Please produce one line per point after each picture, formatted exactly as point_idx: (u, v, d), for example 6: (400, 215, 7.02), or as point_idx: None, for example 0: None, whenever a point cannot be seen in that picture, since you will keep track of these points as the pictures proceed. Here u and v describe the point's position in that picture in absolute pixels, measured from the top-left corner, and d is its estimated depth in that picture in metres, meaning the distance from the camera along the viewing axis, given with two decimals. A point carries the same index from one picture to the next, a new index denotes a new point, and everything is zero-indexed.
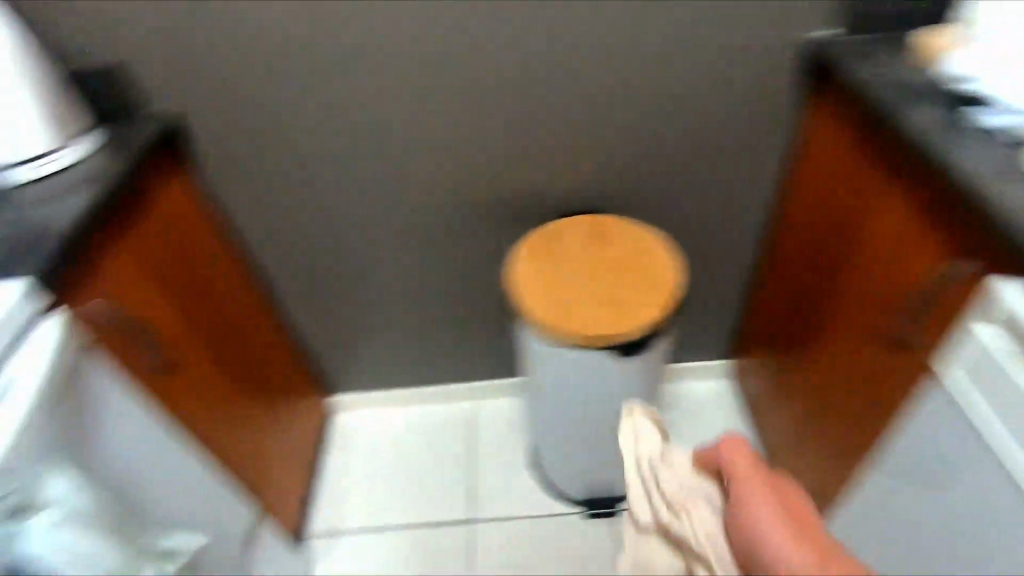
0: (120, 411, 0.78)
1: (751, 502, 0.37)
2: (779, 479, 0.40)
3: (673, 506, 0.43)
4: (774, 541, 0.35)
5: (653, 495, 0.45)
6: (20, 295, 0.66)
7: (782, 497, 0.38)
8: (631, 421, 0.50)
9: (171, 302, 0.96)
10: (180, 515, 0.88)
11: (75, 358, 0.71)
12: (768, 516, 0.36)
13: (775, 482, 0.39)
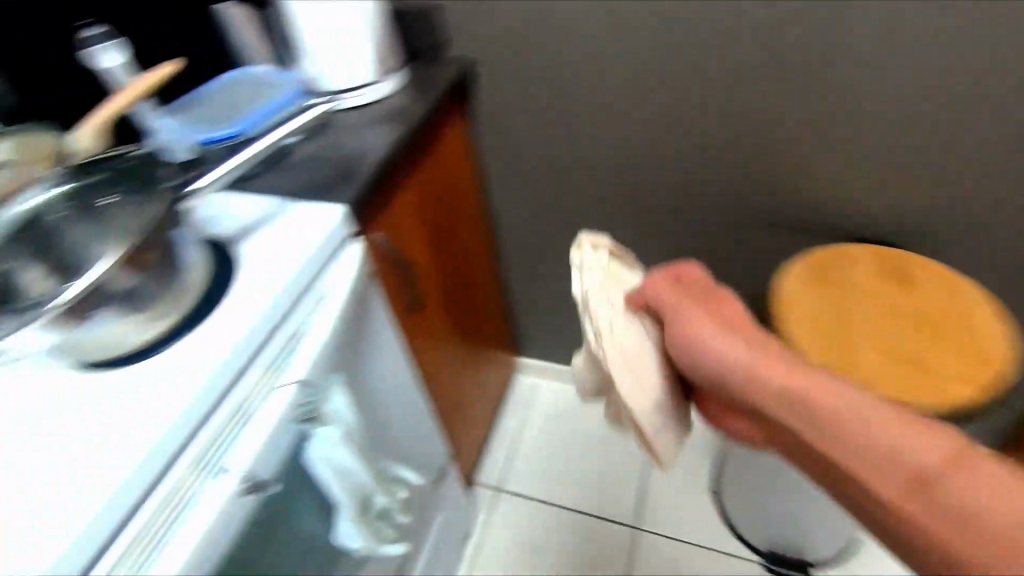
0: (389, 353, 0.82)
1: (696, 324, 0.59)
2: (712, 299, 0.62)
3: (598, 331, 0.58)
4: (718, 356, 0.58)
5: (592, 334, 0.58)
6: (340, 218, 0.71)
7: (723, 313, 0.61)
8: (578, 252, 0.62)
9: (431, 241, 1.00)
10: (416, 457, 0.93)
11: (366, 286, 0.75)
12: (721, 341, 0.58)
13: (705, 301, 0.62)
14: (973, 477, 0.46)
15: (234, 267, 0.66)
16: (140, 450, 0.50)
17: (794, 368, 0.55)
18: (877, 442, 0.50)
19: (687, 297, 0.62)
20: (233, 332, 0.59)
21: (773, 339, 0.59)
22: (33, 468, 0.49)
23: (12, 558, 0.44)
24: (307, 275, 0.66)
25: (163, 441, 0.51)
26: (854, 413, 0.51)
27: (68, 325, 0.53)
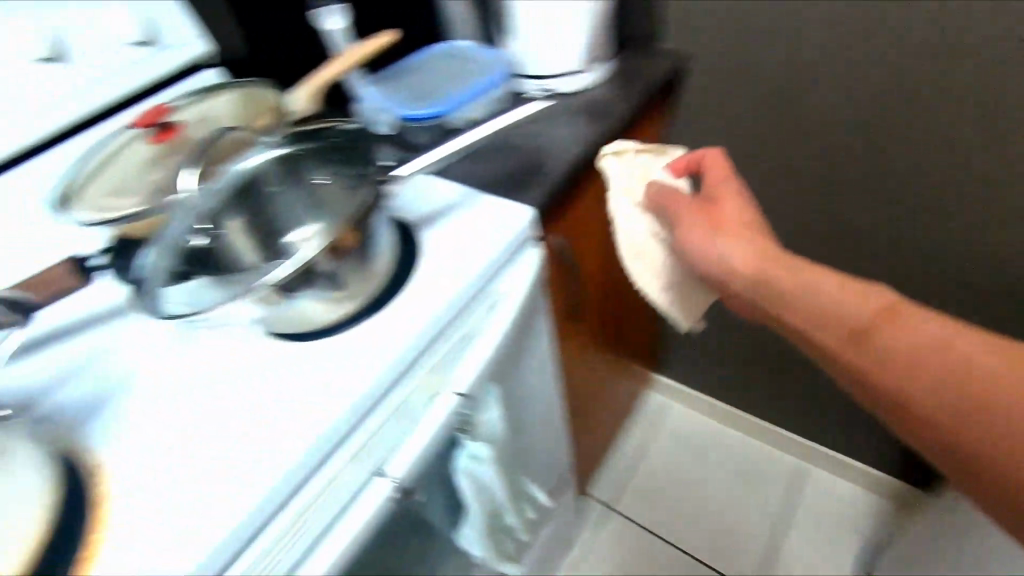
0: (545, 368, 0.77)
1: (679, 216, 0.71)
2: (750, 211, 0.70)
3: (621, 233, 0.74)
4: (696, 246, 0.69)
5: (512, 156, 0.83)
6: (527, 220, 0.66)
7: (725, 213, 0.70)
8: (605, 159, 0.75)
9: (601, 253, 0.93)
10: (546, 474, 0.88)
11: (538, 294, 0.71)
12: (707, 237, 0.68)
13: (717, 196, 0.72)
14: (903, 327, 0.58)
15: (418, 255, 0.65)
16: (310, 438, 0.51)
17: (777, 267, 0.65)
18: (835, 323, 0.61)
19: (714, 206, 0.71)
20: (409, 328, 0.57)
21: (735, 210, 0.70)
22: (220, 429, 0.53)
23: (166, 538, 0.46)
24: (486, 275, 0.63)
25: (332, 431, 0.51)
26: (843, 321, 0.61)
27: (275, 300, 0.55)
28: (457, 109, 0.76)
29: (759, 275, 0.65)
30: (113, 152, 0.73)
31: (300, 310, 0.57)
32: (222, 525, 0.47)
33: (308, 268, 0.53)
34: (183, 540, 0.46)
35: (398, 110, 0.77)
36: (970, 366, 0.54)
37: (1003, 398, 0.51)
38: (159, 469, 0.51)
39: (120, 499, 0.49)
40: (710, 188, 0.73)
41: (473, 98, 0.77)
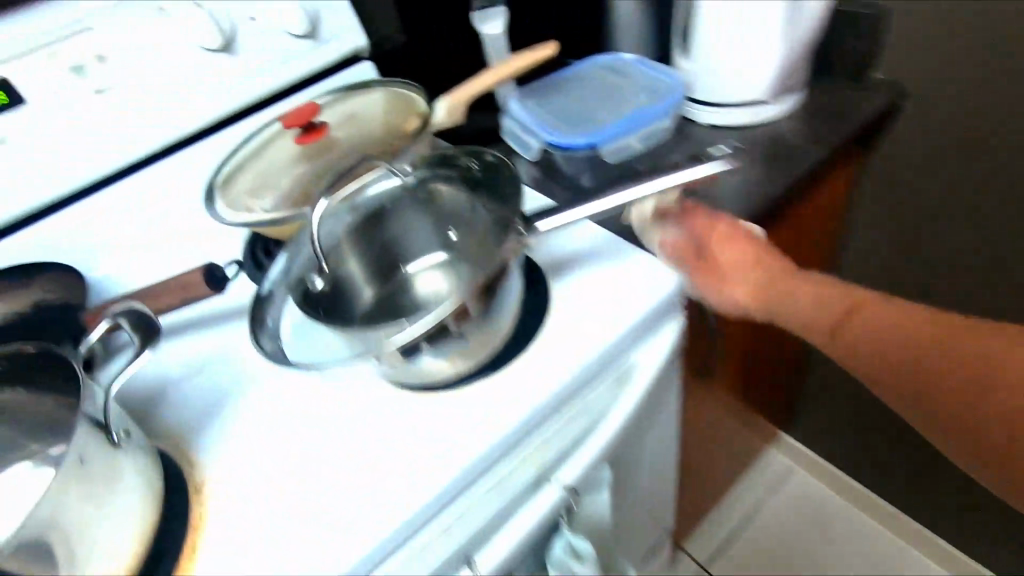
0: (663, 439, 0.69)
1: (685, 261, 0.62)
2: (759, 248, 0.64)
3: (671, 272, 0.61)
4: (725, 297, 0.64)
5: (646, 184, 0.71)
6: (673, 289, 0.58)
7: (733, 256, 0.63)
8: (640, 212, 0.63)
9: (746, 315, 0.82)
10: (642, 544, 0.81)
11: (670, 369, 0.63)
12: (713, 289, 0.63)
13: (729, 239, 0.63)
14: (863, 323, 0.58)
15: (547, 308, 0.59)
16: (407, 509, 0.48)
17: (773, 288, 0.63)
18: (825, 317, 0.60)
19: (721, 242, 0.63)
20: (526, 400, 0.53)
21: (733, 249, 0.63)
22: (322, 473, 0.51)
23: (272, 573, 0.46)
24: (623, 342, 0.57)
25: (430, 505, 0.48)
26: (837, 312, 0.60)
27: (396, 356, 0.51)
28: (606, 143, 0.69)
29: (753, 298, 0.63)
30: (261, 145, 0.74)
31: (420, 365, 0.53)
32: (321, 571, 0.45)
33: (438, 325, 0.49)
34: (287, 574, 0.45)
35: (542, 131, 0.71)
36: (937, 326, 0.55)
37: (995, 376, 0.51)
38: (271, 496, 0.50)
39: (218, 524, 0.49)
40: (711, 236, 0.63)
41: (627, 132, 0.69)
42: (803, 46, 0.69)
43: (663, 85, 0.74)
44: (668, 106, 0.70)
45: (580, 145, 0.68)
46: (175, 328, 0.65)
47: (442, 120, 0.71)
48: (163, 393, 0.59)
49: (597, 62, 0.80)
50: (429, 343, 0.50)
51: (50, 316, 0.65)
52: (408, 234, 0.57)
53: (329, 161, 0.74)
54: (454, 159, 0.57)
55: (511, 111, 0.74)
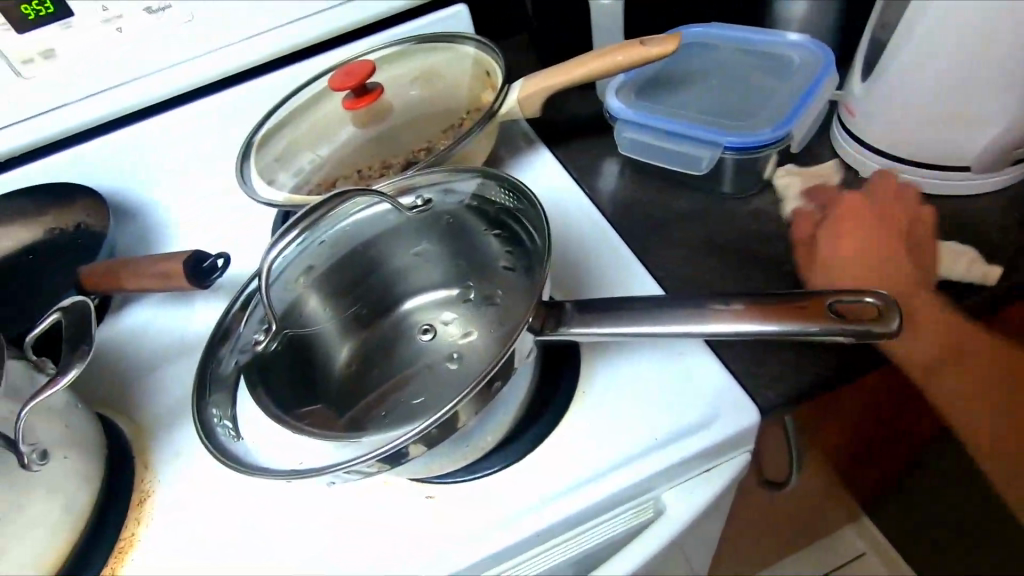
0: (677, 558, 0.56)
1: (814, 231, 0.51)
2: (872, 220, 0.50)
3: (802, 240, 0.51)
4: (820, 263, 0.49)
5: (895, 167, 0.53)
6: (735, 430, 0.43)
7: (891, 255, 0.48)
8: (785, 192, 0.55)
9: (843, 434, 0.62)
10: None
11: (710, 508, 0.49)
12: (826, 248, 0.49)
13: (862, 228, 0.50)
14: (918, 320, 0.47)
15: (569, 406, 0.45)
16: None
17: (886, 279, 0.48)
18: (901, 311, 0.46)
19: (850, 225, 0.50)
20: (502, 530, 0.42)
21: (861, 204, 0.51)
22: (262, 541, 0.43)
23: None
24: (654, 478, 0.43)
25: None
26: (909, 306, 0.47)
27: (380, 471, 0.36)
28: (796, 129, 0.53)
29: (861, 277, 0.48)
30: (308, 103, 0.66)
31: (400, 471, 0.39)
32: None
33: (440, 429, 0.34)
34: None
35: (684, 136, 0.55)
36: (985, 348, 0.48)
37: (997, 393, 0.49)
38: (209, 540, 0.44)
39: (143, 561, 0.44)
40: (843, 218, 0.50)
41: (812, 106, 0.54)
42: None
43: (805, 74, 0.57)
44: (825, 76, 0.55)
45: (753, 141, 0.53)
46: (186, 295, 0.59)
47: (512, 107, 0.58)
48: (148, 372, 0.55)
49: (692, 41, 0.63)
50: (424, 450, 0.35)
51: (73, 246, 0.64)
52: (401, 276, 0.47)
53: (380, 132, 0.64)
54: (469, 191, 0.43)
55: (623, 117, 0.57)
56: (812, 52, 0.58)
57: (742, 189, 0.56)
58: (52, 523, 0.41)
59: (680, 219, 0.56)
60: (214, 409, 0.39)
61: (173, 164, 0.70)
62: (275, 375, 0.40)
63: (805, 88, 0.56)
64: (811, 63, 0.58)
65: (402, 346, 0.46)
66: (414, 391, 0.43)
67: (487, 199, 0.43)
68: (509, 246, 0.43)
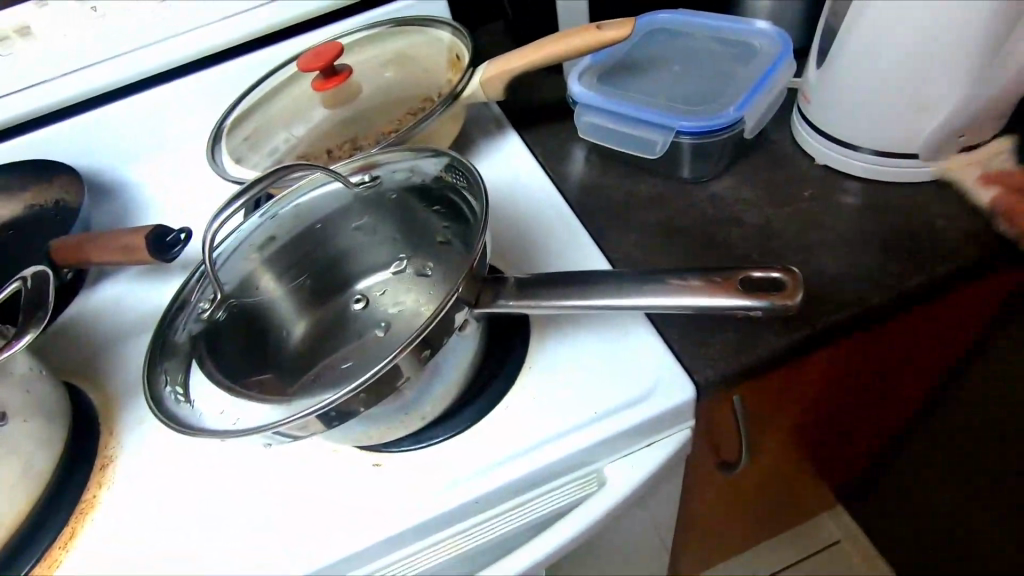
0: (625, 533, 0.58)
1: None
2: None
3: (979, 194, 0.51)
4: None
5: (848, 153, 0.54)
6: (674, 405, 0.44)
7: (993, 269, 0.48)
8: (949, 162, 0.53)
9: (798, 417, 0.64)
10: None
11: (654, 483, 0.51)
12: None
13: None
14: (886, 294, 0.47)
15: (517, 380, 0.47)
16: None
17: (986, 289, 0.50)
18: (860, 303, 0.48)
19: None
20: (444, 497, 0.43)
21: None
22: (218, 504, 0.45)
23: None
24: (592, 450, 0.45)
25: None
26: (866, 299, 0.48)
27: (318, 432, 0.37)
28: (750, 113, 0.54)
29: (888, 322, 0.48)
30: (281, 84, 0.67)
31: (343, 434, 0.42)
32: None
33: (374, 388, 0.36)
34: None
35: (643, 118, 0.56)
36: None
37: None
38: (164, 505, 0.46)
39: (103, 521, 0.45)
40: None
41: (766, 91, 0.55)
42: (992, 95, 0.48)
43: (762, 61, 0.58)
44: (781, 62, 0.56)
45: (710, 125, 0.53)
46: (158, 271, 0.61)
47: (475, 90, 0.59)
48: (118, 343, 0.56)
49: (657, 28, 0.64)
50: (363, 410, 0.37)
51: (51, 221, 0.65)
52: (354, 254, 0.47)
53: (350, 114, 0.65)
54: (417, 170, 0.44)
55: (584, 101, 0.58)
56: (771, 40, 0.59)
57: (702, 175, 0.57)
58: (11, 480, 0.43)
59: (639, 203, 0.57)
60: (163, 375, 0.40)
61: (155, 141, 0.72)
62: (219, 343, 0.42)
63: (761, 74, 0.57)
64: (770, 50, 0.59)
65: (354, 320, 0.47)
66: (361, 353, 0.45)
67: (431, 176, 0.44)
68: (454, 223, 0.44)
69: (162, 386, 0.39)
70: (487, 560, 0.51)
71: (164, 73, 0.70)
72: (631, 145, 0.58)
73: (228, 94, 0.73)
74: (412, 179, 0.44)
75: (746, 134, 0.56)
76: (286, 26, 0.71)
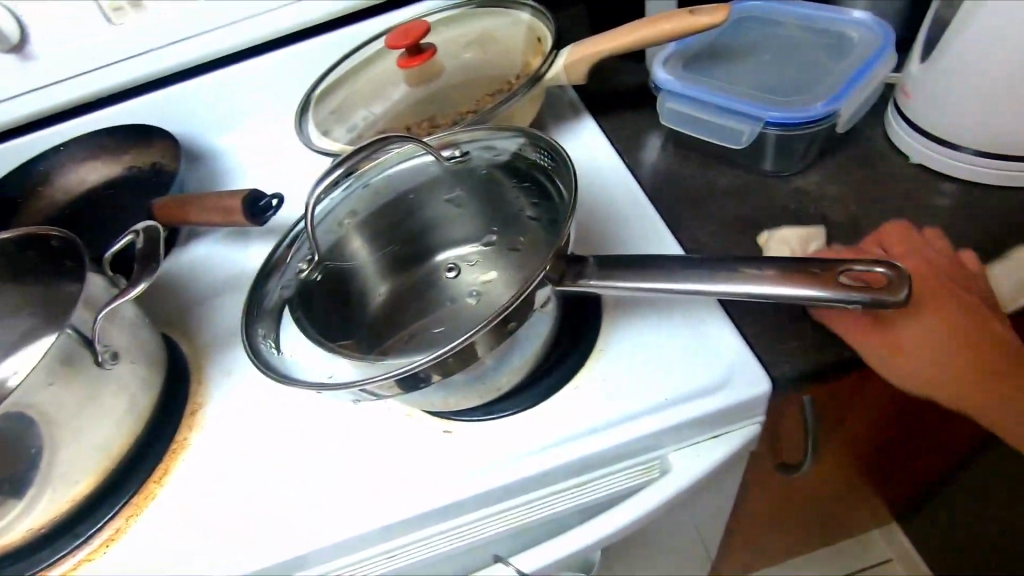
0: (679, 523, 0.58)
1: None
2: None
3: None
4: None
5: (948, 158, 0.51)
6: (744, 399, 0.44)
7: (943, 311, 0.44)
8: None
9: (866, 424, 0.62)
10: None
11: (715, 476, 0.50)
12: None
13: None
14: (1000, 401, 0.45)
15: (585, 364, 0.47)
16: (346, 536, 0.44)
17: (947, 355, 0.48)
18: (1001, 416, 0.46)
19: None
20: (507, 468, 0.45)
21: None
22: (298, 455, 0.48)
23: (221, 533, 0.46)
24: (656, 437, 0.45)
25: (370, 535, 0.45)
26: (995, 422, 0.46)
27: (399, 394, 0.39)
28: (844, 107, 0.52)
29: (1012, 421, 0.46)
30: (367, 59, 0.69)
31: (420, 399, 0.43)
32: (270, 552, 0.44)
33: (453, 356, 0.38)
34: (232, 539, 0.45)
35: (730, 109, 0.55)
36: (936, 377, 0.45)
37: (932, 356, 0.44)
38: (246, 453, 0.49)
39: (192, 462, 0.49)
40: None
41: (863, 84, 0.53)
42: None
43: (861, 52, 0.56)
44: (882, 55, 0.54)
45: (800, 116, 0.52)
46: (244, 235, 0.65)
47: (559, 72, 0.59)
48: (207, 300, 0.60)
49: (749, 16, 0.63)
50: (442, 376, 0.39)
51: (150, 180, 0.74)
52: (438, 226, 0.49)
53: (430, 91, 0.66)
54: (506, 148, 0.45)
55: (667, 88, 0.57)
56: (874, 31, 0.56)
57: (787, 168, 0.56)
58: (119, 415, 0.47)
59: (718, 194, 0.56)
60: (259, 328, 0.42)
61: (230, 116, 0.79)
62: (313, 299, 0.44)
63: (859, 68, 0.54)
64: (872, 41, 0.56)
65: (435, 290, 0.49)
66: (441, 319, 0.47)
67: (517, 156, 0.45)
68: (538, 203, 0.45)
69: (259, 339, 0.41)
70: (542, 536, 0.52)
71: (241, 52, 0.76)
72: (719, 134, 0.57)
73: (295, 76, 0.79)
74: (499, 157, 0.45)
75: (838, 129, 0.54)
76: (347, 13, 0.76)
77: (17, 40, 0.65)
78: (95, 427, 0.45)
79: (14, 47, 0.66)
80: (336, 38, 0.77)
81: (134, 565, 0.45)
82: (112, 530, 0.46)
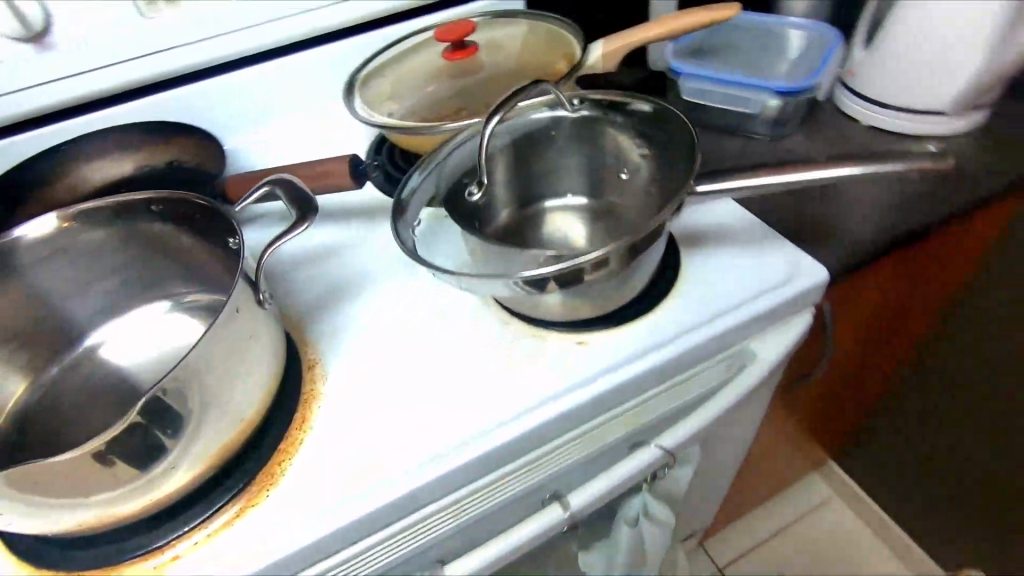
0: (733, 430, 0.68)
1: None
2: None
3: None
4: None
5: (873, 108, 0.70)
6: (801, 292, 0.56)
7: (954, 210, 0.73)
8: None
9: (851, 328, 0.79)
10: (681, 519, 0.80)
11: (771, 372, 0.62)
12: None
13: None
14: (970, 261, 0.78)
15: (677, 280, 0.57)
16: (504, 447, 0.48)
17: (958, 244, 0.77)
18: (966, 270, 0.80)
19: None
20: (632, 364, 0.52)
21: None
22: (438, 379, 0.52)
23: (377, 464, 0.47)
24: (741, 331, 0.55)
25: (521, 442, 0.49)
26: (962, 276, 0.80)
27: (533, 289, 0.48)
28: (819, 83, 0.68)
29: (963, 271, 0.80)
30: (404, 52, 0.76)
31: (539, 302, 0.52)
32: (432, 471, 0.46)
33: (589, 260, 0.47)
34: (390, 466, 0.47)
35: (731, 82, 0.69)
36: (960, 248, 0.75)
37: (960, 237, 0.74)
38: (386, 392, 0.51)
39: (330, 406, 0.50)
40: None
41: (829, 68, 0.70)
42: (1004, 64, 0.63)
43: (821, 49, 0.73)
44: (837, 48, 0.71)
45: (790, 88, 0.67)
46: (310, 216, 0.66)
47: (595, 61, 0.68)
48: (290, 271, 0.61)
49: (729, 26, 0.79)
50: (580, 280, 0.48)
51: (165, 177, 0.71)
52: (544, 175, 0.58)
53: (464, 82, 0.74)
54: (616, 100, 0.55)
55: (685, 73, 0.72)
56: (826, 36, 0.74)
57: (778, 134, 0.71)
58: (263, 364, 0.47)
59: (732, 155, 0.70)
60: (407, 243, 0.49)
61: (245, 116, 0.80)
62: (456, 207, 0.54)
63: (822, 59, 0.72)
64: (825, 41, 0.74)
65: (541, 226, 0.57)
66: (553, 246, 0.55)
67: (621, 111, 0.55)
68: (637, 148, 0.55)
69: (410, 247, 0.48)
70: None
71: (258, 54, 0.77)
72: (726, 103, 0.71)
73: (315, 78, 0.82)
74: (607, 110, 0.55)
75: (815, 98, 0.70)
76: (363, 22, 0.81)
77: (40, 29, 0.63)
78: (248, 373, 0.45)
79: (34, 36, 0.64)
80: (359, 42, 0.82)
81: (297, 504, 0.45)
82: (266, 476, 0.47)
